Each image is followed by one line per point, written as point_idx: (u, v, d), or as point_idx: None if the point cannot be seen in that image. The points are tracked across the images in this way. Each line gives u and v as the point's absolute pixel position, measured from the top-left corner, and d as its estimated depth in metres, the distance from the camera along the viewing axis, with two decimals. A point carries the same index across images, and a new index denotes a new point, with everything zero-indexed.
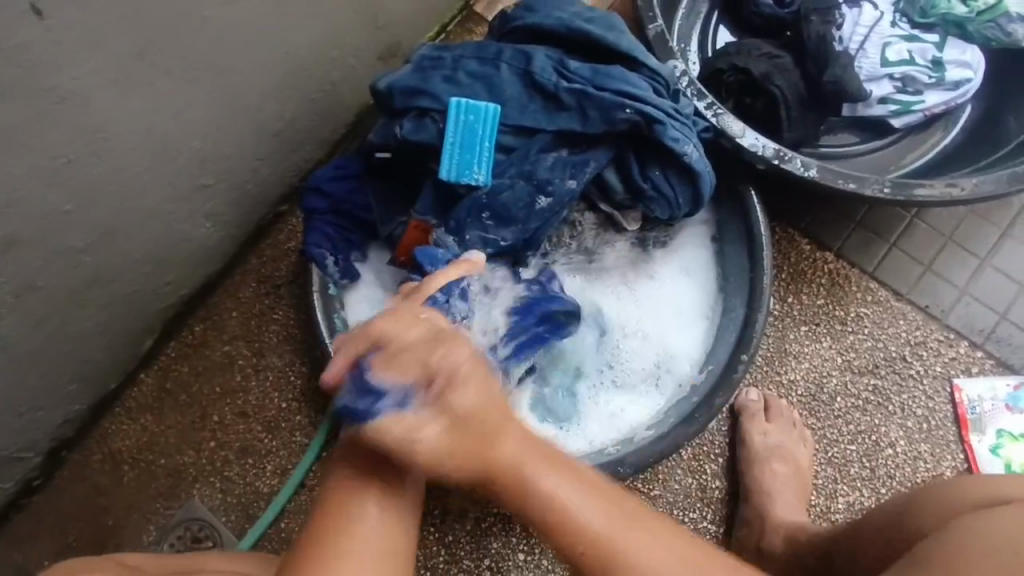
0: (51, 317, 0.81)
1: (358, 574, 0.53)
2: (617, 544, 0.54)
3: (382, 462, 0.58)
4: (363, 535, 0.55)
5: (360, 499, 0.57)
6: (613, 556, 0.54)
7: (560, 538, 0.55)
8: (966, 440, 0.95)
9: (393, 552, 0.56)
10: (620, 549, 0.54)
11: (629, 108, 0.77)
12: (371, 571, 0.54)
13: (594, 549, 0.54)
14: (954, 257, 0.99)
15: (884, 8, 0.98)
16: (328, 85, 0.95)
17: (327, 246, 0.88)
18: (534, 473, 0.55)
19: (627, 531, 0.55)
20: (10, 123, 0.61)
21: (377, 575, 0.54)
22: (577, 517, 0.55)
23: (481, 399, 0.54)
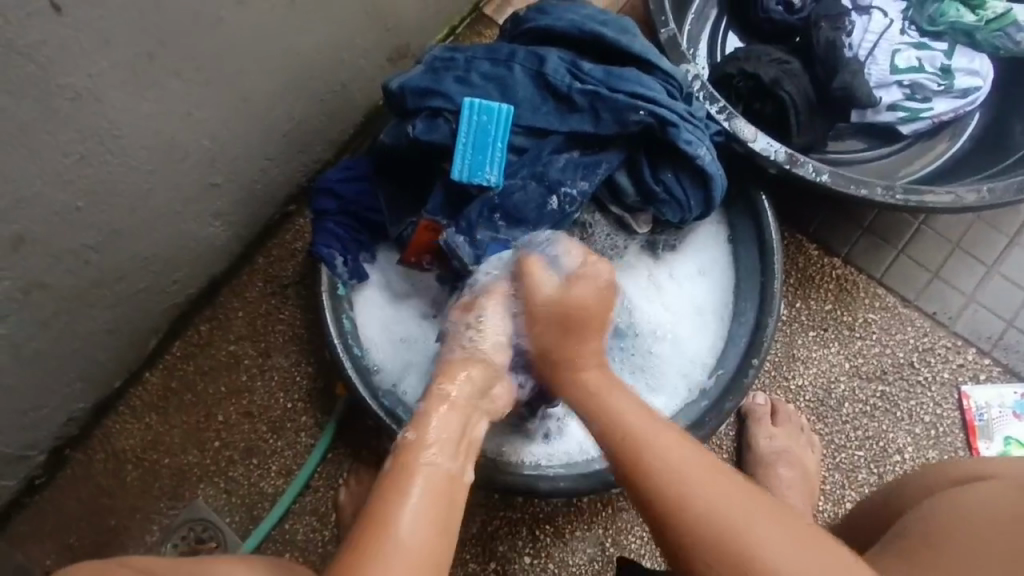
0: (58, 314, 0.80)
1: (411, 513, 0.55)
2: (651, 446, 0.61)
3: (437, 469, 0.60)
4: (403, 534, 0.54)
5: (434, 461, 0.60)
6: (641, 461, 0.60)
7: (597, 426, 0.66)
8: (973, 447, 0.95)
9: (443, 518, 0.56)
10: (652, 447, 0.61)
11: (642, 110, 0.77)
12: (422, 518, 0.55)
13: (630, 451, 0.61)
14: (961, 263, 1.00)
15: (893, 15, 0.99)
16: (338, 85, 0.95)
17: (336, 245, 0.88)
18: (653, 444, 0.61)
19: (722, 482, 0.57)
20: (24, 120, 0.61)
21: (424, 525, 0.55)
22: (623, 413, 0.65)
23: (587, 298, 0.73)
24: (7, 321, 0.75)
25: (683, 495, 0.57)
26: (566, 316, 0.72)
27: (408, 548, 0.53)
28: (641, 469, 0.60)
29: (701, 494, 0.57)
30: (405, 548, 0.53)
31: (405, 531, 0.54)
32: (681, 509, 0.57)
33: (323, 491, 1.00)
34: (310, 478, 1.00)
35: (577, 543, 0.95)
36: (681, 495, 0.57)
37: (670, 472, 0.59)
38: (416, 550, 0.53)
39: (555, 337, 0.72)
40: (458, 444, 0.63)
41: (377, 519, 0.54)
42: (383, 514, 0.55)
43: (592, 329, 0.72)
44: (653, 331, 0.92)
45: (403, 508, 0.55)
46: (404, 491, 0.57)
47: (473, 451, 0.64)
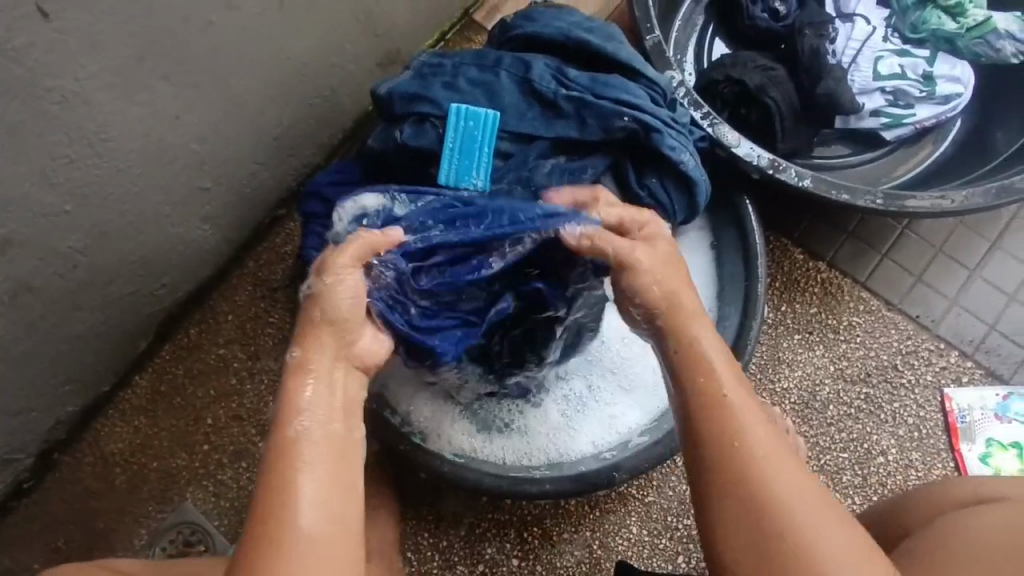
0: (46, 317, 0.80)
1: (303, 501, 0.51)
2: (741, 418, 0.57)
3: (321, 438, 0.54)
4: (302, 527, 0.50)
5: (313, 430, 0.54)
6: (734, 414, 0.57)
7: (693, 392, 0.59)
8: (956, 449, 0.96)
9: (336, 487, 0.53)
10: (744, 423, 0.57)
11: (627, 116, 0.78)
12: (316, 501, 0.51)
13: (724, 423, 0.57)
14: (944, 268, 1.01)
15: (876, 23, 1.00)
16: (328, 90, 0.96)
17: (325, 249, 0.88)
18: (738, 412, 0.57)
19: (784, 482, 0.54)
20: (12, 123, 0.62)
21: (320, 507, 0.51)
22: (718, 378, 0.59)
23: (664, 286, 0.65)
24: None
25: (753, 478, 0.54)
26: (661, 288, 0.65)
27: (310, 542, 0.50)
28: (712, 438, 0.56)
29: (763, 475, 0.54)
30: (308, 540, 0.50)
31: (307, 524, 0.50)
32: (734, 472, 0.55)
33: None
34: None
35: (564, 545, 0.95)
36: (771, 493, 0.53)
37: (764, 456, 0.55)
38: (318, 542, 0.50)
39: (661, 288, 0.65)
40: (338, 400, 0.57)
41: (263, 526, 0.50)
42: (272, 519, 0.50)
43: (691, 312, 0.64)
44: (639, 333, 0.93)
45: (294, 503, 0.51)
46: (290, 483, 0.51)
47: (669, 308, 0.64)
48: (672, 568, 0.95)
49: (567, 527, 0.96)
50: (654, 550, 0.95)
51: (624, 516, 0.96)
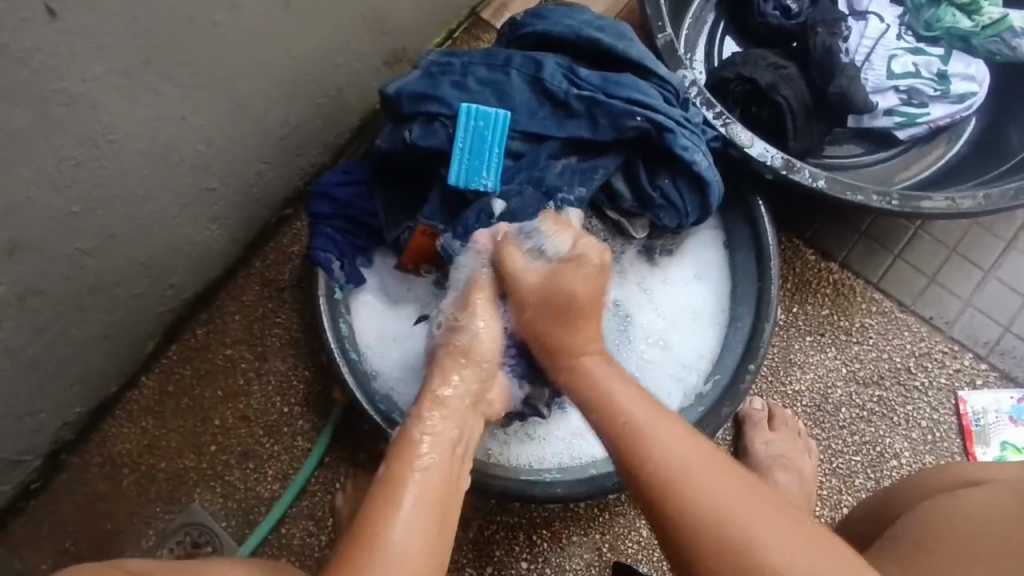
0: (54, 319, 0.80)
1: (406, 522, 0.55)
2: (654, 435, 0.60)
3: (439, 464, 0.61)
4: (397, 546, 0.53)
5: (431, 464, 0.60)
6: (642, 437, 0.60)
7: (648, 462, 0.59)
8: (970, 452, 0.95)
9: (441, 519, 0.57)
10: (655, 438, 0.60)
11: (639, 116, 0.77)
12: (414, 526, 0.55)
13: (639, 442, 0.60)
14: (958, 268, 1.00)
15: (890, 20, 0.99)
16: (335, 89, 0.95)
17: (333, 250, 0.88)
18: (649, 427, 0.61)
19: (714, 486, 0.56)
20: (19, 126, 0.61)
21: (417, 535, 0.55)
22: (632, 409, 0.63)
23: (591, 286, 0.71)
24: (4, 327, 0.75)
25: (697, 496, 0.56)
26: (563, 295, 0.71)
27: (399, 563, 0.53)
28: (673, 468, 0.58)
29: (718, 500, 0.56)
30: (398, 562, 0.53)
31: (397, 545, 0.53)
32: (674, 487, 0.57)
33: (320, 496, 1.00)
34: (308, 482, 1.00)
35: (573, 548, 0.94)
36: (690, 485, 0.57)
37: (670, 448, 0.59)
38: (411, 563, 0.53)
39: (578, 333, 0.70)
40: (454, 446, 0.63)
41: (365, 539, 0.53)
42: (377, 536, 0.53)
43: (588, 318, 0.71)
44: (648, 335, 0.92)
45: (397, 521, 0.55)
46: (396, 502, 0.56)
47: (555, 311, 0.71)
48: None
49: (576, 529, 0.95)
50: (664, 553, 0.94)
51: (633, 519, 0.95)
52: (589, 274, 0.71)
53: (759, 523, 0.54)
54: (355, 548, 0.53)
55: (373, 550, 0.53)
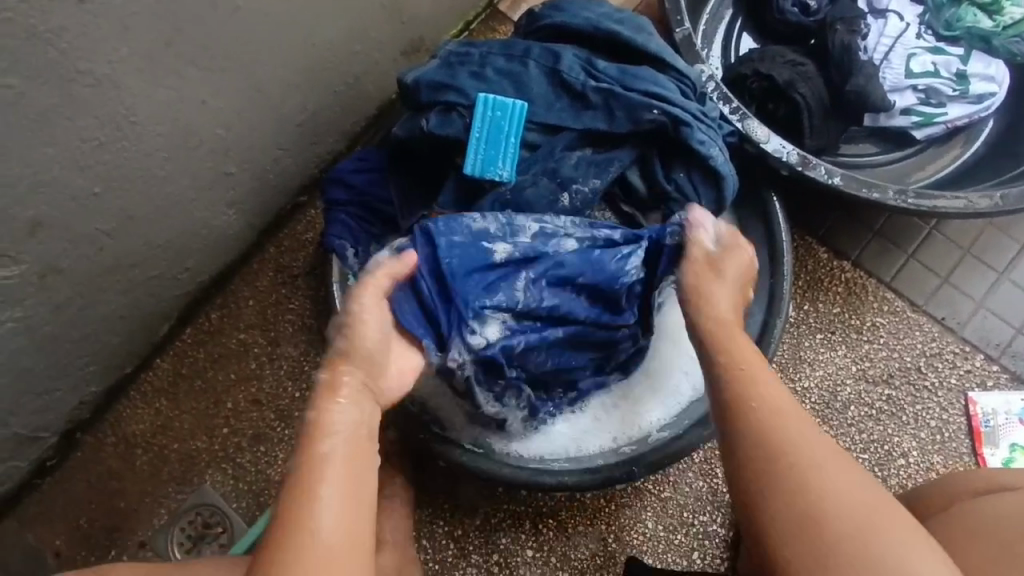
0: (72, 298, 0.81)
1: (328, 503, 0.52)
2: (756, 385, 0.59)
3: (351, 434, 0.57)
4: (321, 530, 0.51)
5: (341, 449, 0.56)
6: (740, 401, 0.58)
7: (742, 434, 0.56)
8: (979, 453, 0.95)
9: (360, 489, 0.54)
10: (759, 383, 0.59)
11: (656, 109, 0.78)
12: (336, 512, 0.52)
13: (745, 389, 0.59)
14: (972, 270, 0.99)
15: (910, 19, 0.99)
16: (352, 78, 0.96)
17: (347, 237, 0.89)
18: (749, 401, 0.58)
19: (822, 463, 0.54)
20: (44, 106, 0.62)
21: (340, 510, 0.52)
22: (762, 388, 0.59)
23: (728, 304, 0.69)
24: (24, 304, 0.76)
25: (791, 469, 0.54)
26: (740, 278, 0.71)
27: (324, 549, 0.50)
28: (779, 450, 0.55)
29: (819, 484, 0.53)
30: (324, 549, 0.50)
31: (325, 524, 0.51)
32: (771, 465, 0.54)
33: None
34: None
35: (579, 538, 0.95)
36: (785, 452, 0.54)
37: (752, 427, 0.56)
38: (338, 542, 0.51)
39: (721, 305, 0.68)
40: (363, 418, 0.59)
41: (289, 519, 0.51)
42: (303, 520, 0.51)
43: (710, 288, 0.69)
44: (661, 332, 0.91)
45: (319, 510, 0.51)
46: (314, 489, 0.52)
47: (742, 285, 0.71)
48: (687, 564, 0.95)
49: (582, 519, 0.96)
50: (669, 545, 0.95)
51: (639, 511, 0.96)
52: (724, 290, 0.69)
53: (844, 502, 0.52)
54: (277, 538, 0.51)
55: (300, 531, 0.50)
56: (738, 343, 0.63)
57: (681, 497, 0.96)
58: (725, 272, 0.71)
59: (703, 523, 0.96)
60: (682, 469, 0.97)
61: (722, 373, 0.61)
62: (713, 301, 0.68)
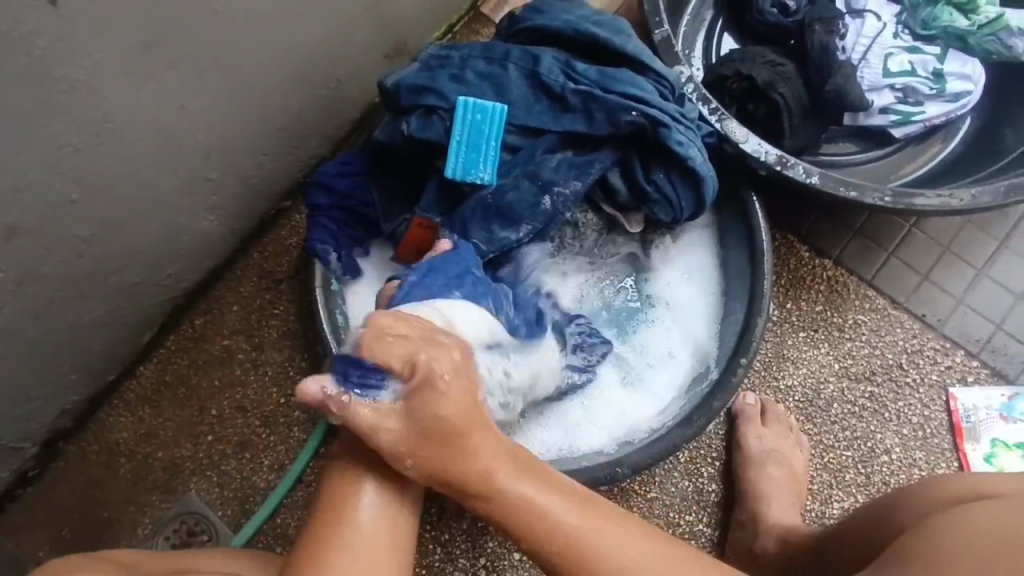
0: (51, 306, 0.80)
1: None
2: (593, 544, 0.60)
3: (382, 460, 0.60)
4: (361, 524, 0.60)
5: (363, 536, 0.60)
6: (530, 520, 0.60)
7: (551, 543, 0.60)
8: (960, 449, 0.96)
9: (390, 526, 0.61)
10: (591, 548, 0.60)
11: (635, 111, 0.78)
12: (361, 567, 0.58)
13: (581, 563, 0.60)
14: (951, 266, 1.00)
15: (887, 18, 1.00)
16: (334, 82, 0.96)
17: (330, 241, 0.89)
18: (504, 483, 0.61)
19: (606, 542, 0.60)
20: (18, 111, 0.62)
21: (375, 525, 0.61)
22: (542, 508, 0.61)
23: (456, 412, 0.60)
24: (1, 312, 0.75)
25: (597, 564, 0.60)
26: (439, 430, 0.60)
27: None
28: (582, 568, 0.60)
29: (579, 532, 0.60)
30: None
31: (359, 534, 0.60)
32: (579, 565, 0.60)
33: (314, 486, 1.01)
34: (304, 472, 1.00)
35: None
36: (610, 567, 0.59)
37: (596, 568, 0.59)
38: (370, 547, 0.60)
39: (519, 503, 0.61)
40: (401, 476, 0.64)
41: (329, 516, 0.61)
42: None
43: (472, 443, 0.61)
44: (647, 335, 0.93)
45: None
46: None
47: (426, 440, 0.60)
48: None
49: None
50: None
51: None
52: (455, 389, 0.61)
53: (619, 555, 0.60)
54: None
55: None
56: (543, 502, 0.61)
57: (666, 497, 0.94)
58: (449, 422, 0.60)
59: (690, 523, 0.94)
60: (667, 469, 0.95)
61: (473, 488, 0.61)
62: (439, 398, 0.60)
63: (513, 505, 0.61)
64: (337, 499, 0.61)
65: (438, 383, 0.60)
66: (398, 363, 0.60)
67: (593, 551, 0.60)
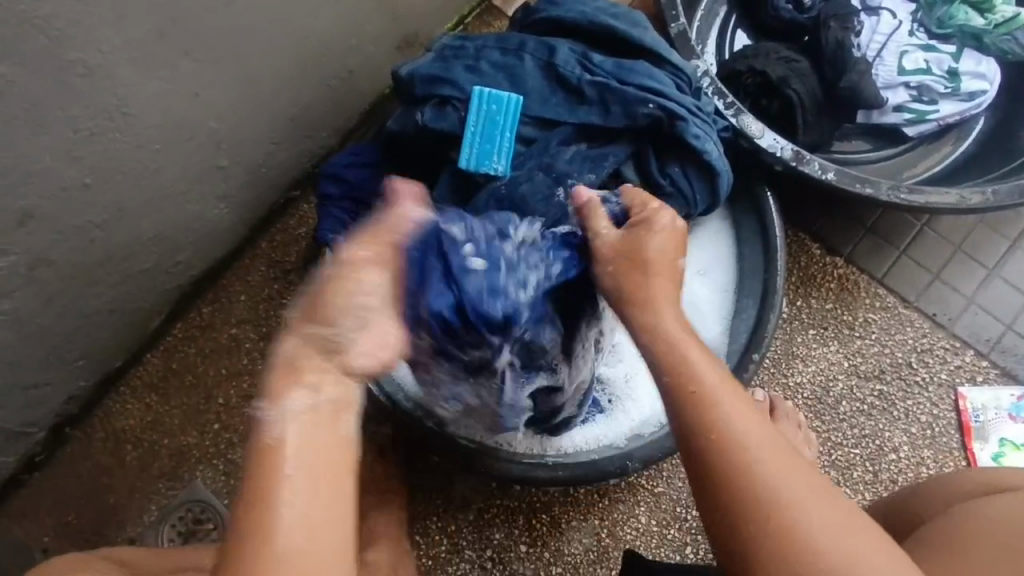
0: (61, 293, 0.80)
1: (292, 502, 0.48)
2: (721, 406, 0.57)
3: (306, 441, 0.50)
4: (282, 539, 0.47)
5: (301, 440, 0.50)
6: (705, 398, 0.57)
7: (689, 412, 0.57)
8: (968, 448, 0.96)
9: (326, 484, 0.49)
10: (728, 408, 0.57)
11: (651, 103, 0.78)
12: (304, 509, 0.48)
13: (703, 410, 0.56)
14: (962, 266, 1.00)
15: (902, 16, 0.99)
16: (346, 71, 0.95)
17: (341, 231, 0.88)
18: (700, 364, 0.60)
19: (775, 455, 0.54)
20: (33, 94, 0.61)
21: (308, 508, 0.48)
22: (706, 374, 0.59)
23: (669, 245, 0.68)
24: (12, 297, 0.75)
25: (748, 463, 0.53)
26: (641, 252, 0.68)
27: (294, 554, 0.46)
28: (728, 458, 0.54)
29: (751, 445, 0.54)
30: (292, 547, 0.47)
31: (285, 538, 0.47)
32: (725, 459, 0.54)
33: None
34: None
35: (573, 533, 0.95)
36: (759, 479, 0.52)
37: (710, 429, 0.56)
38: (298, 551, 0.47)
39: (675, 345, 0.61)
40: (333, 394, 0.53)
41: (251, 529, 0.47)
42: (260, 525, 0.47)
43: (661, 285, 0.66)
44: None
45: (285, 503, 0.48)
46: (272, 487, 0.48)
47: (638, 266, 0.67)
48: (680, 558, 0.95)
49: (576, 514, 0.96)
50: (662, 539, 0.95)
51: (632, 505, 0.96)
52: (668, 238, 0.69)
53: (785, 476, 0.53)
54: (237, 546, 0.47)
55: (257, 533, 0.47)
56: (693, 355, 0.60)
57: (674, 492, 0.97)
58: (653, 255, 0.67)
59: (698, 517, 0.96)
60: (675, 464, 0.97)
61: (676, 367, 0.60)
62: (646, 240, 0.68)
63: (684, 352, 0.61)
64: (278, 393, 0.52)
65: (656, 225, 0.69)
66: (636, 202, 0.73)
67: (762, 468, 0.53)
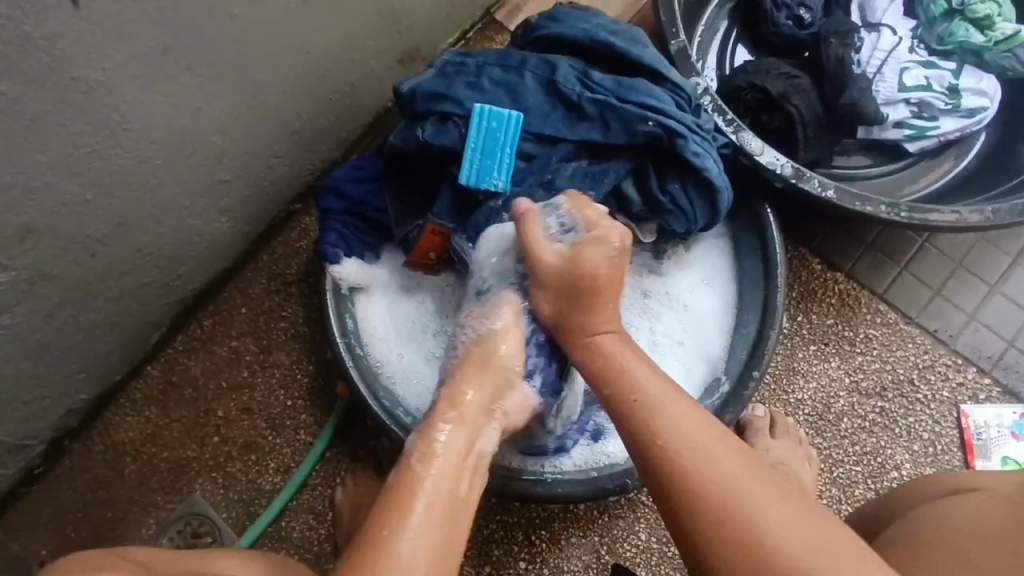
0: (62, 306, 0.80)
1: (411, 529, 0.54)
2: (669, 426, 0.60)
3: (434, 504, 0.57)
4: (404, 551, 0.52)
5: (428, 503, 0.56)
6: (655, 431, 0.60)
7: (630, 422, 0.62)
8: (971, 466, 0.95)
9: (444, 530, 0.55)
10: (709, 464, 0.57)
11: (652, 121, 0.78)
12: (423, 532, 0.54)
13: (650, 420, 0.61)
14: (963, 283, 1.00)
15: (902, 33, 1.00)
16: (349, 86, 0.96)
17: (343, 245, 0.88)
18: (636, 375, 0.65)
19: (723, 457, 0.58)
20: (37, 112, 0.62)
21: (426, 537, 0.54)
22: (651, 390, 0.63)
23: (597, 260, 0.71)
24: (13, 311, 0.75)
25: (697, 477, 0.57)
26: (573, 278, 0.71)
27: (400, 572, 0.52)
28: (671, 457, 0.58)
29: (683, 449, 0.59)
30: (404, 565, 0.52)
31: (406, 549, 0.53)
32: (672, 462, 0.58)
33: (321, 489, 1.00)
34: (307, 477, 1.00)
35: (572, 549, 0.95)
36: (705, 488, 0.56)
37: (503, 484, 0.62)
38: (419, 567, 0.52)
39: (596, 359, 0.69)
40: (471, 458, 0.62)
41: (372, 541, 0.53)
42: (388, 532, 0.53)
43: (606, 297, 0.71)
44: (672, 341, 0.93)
45: (406, 526, 0.54)
46: (406, 510, 0.55)
47: (568, 294, 0.71)
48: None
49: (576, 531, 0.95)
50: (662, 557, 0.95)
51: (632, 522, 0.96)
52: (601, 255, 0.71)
53: (768, 509, 0.54)
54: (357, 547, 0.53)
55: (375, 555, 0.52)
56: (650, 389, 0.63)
57: None
58: (603, 274, 0.71)
59: None
60: None
61: (619, 386, 0.65)
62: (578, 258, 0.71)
63: (633, 378, 0.65)
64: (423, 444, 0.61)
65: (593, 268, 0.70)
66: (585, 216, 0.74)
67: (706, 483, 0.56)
